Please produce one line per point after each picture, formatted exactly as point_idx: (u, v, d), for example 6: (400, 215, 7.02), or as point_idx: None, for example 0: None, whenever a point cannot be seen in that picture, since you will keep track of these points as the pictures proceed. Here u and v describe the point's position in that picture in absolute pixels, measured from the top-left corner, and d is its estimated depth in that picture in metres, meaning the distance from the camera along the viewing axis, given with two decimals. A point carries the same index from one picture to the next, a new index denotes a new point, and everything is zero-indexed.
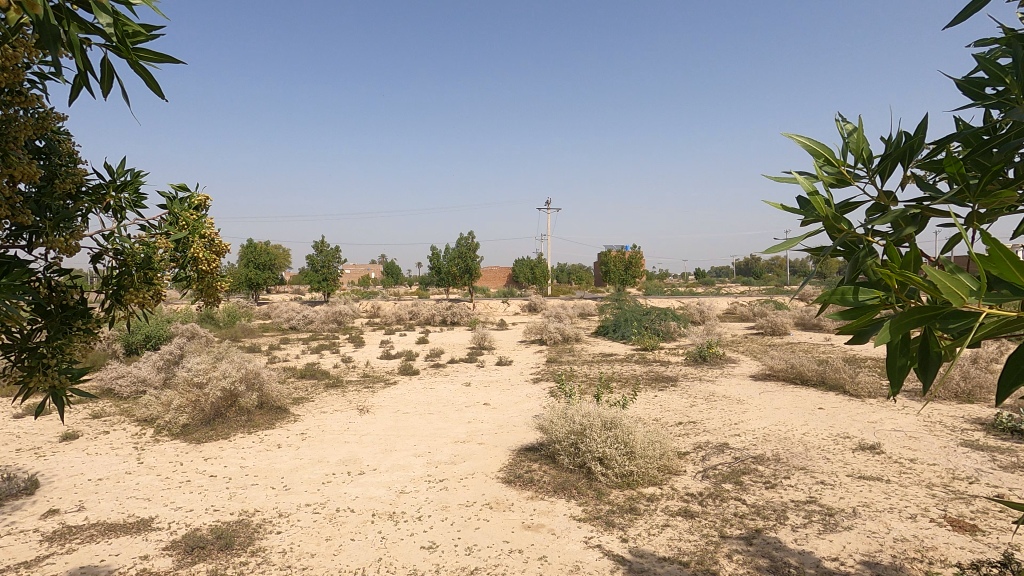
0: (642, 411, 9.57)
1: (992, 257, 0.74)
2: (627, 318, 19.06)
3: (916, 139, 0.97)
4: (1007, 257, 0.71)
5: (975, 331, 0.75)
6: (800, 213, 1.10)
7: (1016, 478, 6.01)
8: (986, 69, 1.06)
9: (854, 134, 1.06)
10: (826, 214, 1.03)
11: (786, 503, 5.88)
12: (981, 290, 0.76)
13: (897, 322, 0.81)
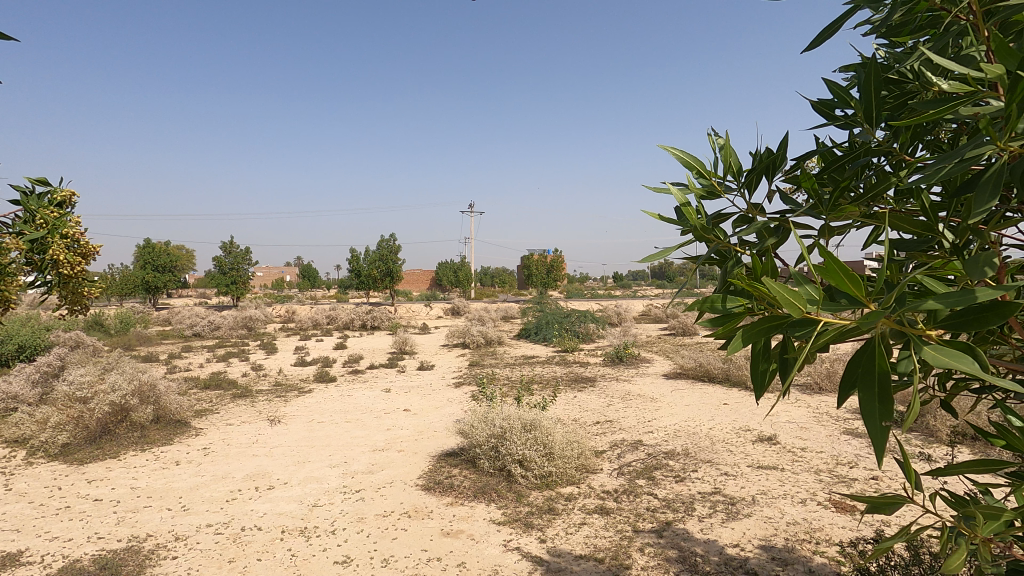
0: (561, 412, 9.75)
1: (829, 270, 0.76)
2: (547, 320, 19.43)
3: (779, 154, 1.00)
4: (841, 269, 0.73)
5: (815, 339, 0.78)
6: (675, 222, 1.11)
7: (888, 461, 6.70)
8: (838, 93, 1.10)
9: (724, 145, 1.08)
10: (698, 225, 1.05)
11: (693, 495, 6.20)
12: (819, 301, 0.79)
13: (750, 331, 0.85)
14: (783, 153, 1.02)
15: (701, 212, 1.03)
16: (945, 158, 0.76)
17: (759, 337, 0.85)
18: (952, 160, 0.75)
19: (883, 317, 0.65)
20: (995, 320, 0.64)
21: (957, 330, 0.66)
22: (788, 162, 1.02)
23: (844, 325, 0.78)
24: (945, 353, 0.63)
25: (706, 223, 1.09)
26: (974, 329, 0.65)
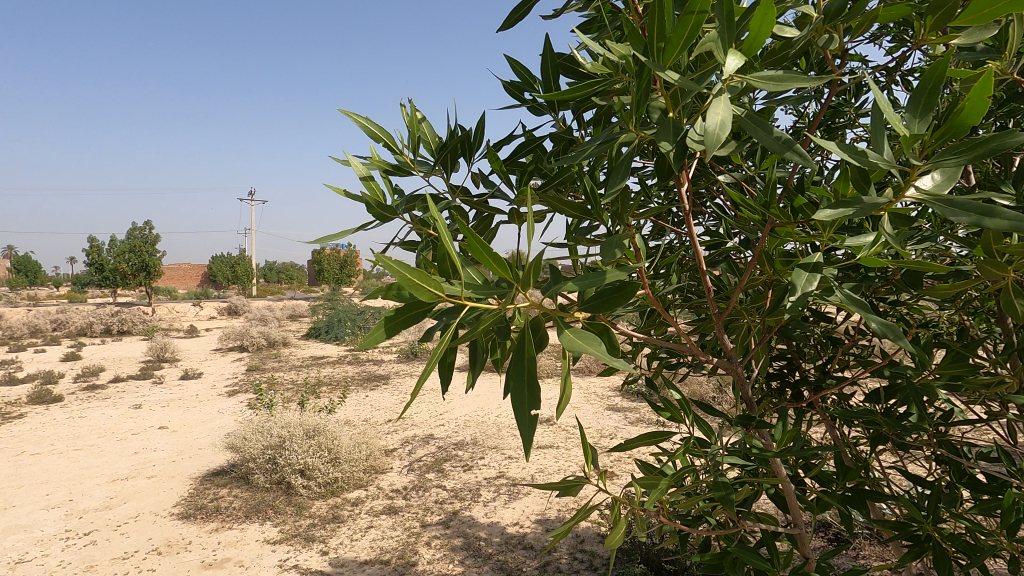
0: (351, 413, 9.25)
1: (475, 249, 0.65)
2: (340, 318, 18.40)
3: (472, 134, 1.02)
4: (485, 250, 0.63)
5: (469, 334, 0.63)
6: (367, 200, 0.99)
7: (638, 429, 7.79)
8: (524, 75, 1.03)
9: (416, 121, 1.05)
10: (388, 204, 0.94)
11: (479, 481, 6.39)
12: (467, 285, 0.66)
13: (393, 321, 0.67)
14: (477, 136, 1.05)
15: (387, 191, 0.91)
16: (586, 142, 0.70)
17: (404, 329, 0.68)
18: (593, 144, 0.69)
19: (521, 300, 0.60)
20: (625, 298, 0.63)
21: (599, 310, 0.65)
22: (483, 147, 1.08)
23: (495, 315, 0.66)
24: (580, 338, 0.59)
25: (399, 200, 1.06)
26: (610, 309, 0.64)
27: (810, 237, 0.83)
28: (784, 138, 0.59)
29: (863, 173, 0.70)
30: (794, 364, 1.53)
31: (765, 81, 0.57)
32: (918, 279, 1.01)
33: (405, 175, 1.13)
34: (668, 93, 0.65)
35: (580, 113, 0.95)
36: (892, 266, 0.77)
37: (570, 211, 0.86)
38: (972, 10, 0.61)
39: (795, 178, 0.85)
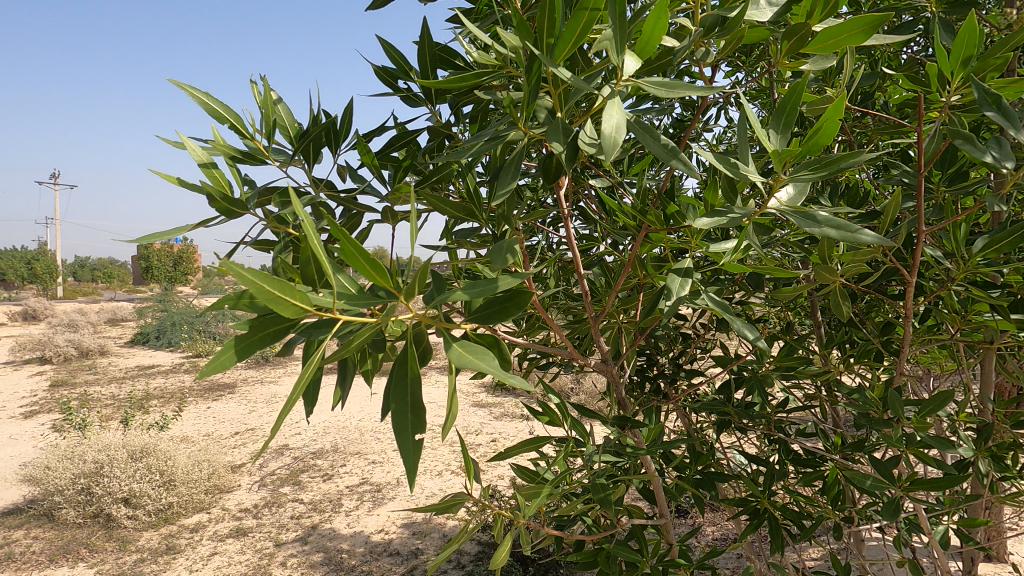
0: (189, 428, 8.20)
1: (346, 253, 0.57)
2: (173, 321, 16.25)
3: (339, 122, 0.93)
4: (360, 254, 0.55)
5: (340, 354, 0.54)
6: (208, 190, 0.85)
7: (503, 423, 7.95)
8: (397, 61, 0.95)
9: (270, 102, 0.93)
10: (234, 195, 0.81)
11: (341, 491, 6.03)
12: (337, 295, 0.57)
13: (244, 340, 0.57)
14: (343, 124, 1.00)
15: (231, 180, 0.78)
16: (472, 139, 0.65)
17: (260, 349, 0.58)
18: (480, 141, 0.64)
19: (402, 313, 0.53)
20: (517, 307, 0.59)
21: (488, 321, 0.60)
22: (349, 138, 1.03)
23: (371, 329, 0.58)
24: (472, 351, 0.53)
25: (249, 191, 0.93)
26: (501, 318, 0.60)
27: (681, 243, 0.87)
28: (670, 146, 0.59)
29: (731, 183, 0.74)
30: (653, 360, 1.63)
31: (655, 87, 0.57)
32: (759, 281, 1.12)
33: (258, 164, 1.00)
34: (557, 90, 0.62)
35: (459, 108, 0.90)
36: (752, 271, 0.82)
37: (452, 212, 0.80)
38: (821, 37, 0.67)
39: (666, 186, 0.88)
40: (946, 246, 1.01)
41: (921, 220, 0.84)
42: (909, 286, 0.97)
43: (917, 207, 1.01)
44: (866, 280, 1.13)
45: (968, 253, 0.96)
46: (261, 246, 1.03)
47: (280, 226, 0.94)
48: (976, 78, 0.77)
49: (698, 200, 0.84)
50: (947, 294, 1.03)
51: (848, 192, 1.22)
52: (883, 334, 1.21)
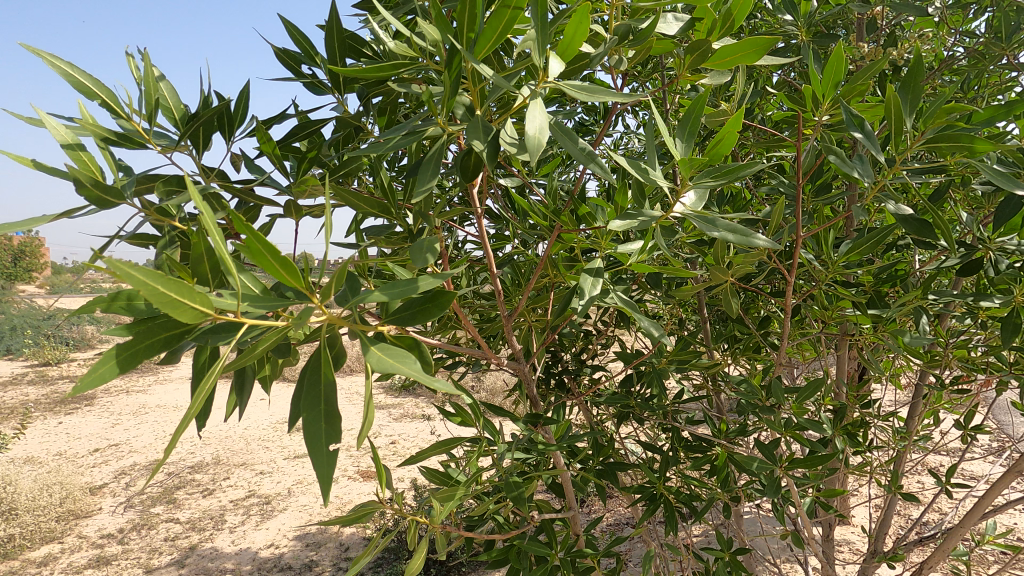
0: (35, 448, 7.13)
1: (251, 249, 0.52)
2: (12, 324, 14.03)
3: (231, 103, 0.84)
4: (266, 250, 0.50)
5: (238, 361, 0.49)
6: (71, 175, 0.74)
7: (403, 425, 7.77)
8: (300, 42, 0.88)
9: (150, 77, 0.83)
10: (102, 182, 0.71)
11: (224, 506, 5.57)
12: (240, 297, 0.51)
13: (126, 350, 0.52)
14: (238, 109, 0.92)
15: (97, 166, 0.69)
16: (387, 132, 0.61)
17: (143, 360, 0.52)
18: (396, 134, 0.61)
19: (314, 314, 0.49)
20: (438, 308, 0.57)
21: (407, 323, 0.57)
22: (245, 123, 0.95)
23: (278, 335, 0.53)
24: (393, 354, 0.51)
25: (125, 179, 0.82)
26: (421, 320, 0.57)
27: (591, 243, 0.90)
28: (587, 149, 0.61)
29: (639, 187, 0.77)
30: (557, 356, 1.66)
31: (575, 90, 0.57)
32: (658, 280, 1.19)
33: (137, 148, 0.89)
34: (476, 87, 0.61)
35: (369, 99, 0.86)
36: (656, 271, 0.87)
37: (366, 206, 0.76)
38: (720, 54, 0.72)
39: (578, 188, 0.90)
40: (817, 249, 1.13)
41: (799, 226, 0.94)
42: (787, 284, 1.08)
43: (792, 215, 1.13)
44: (749, 279, 1.23)
45: (833, 256, 1.09)
46: (139, 241, 0.91)
47: (163, 219, 0.84)
48: (842, 101, 0.87)
49: (607, 203, 0.88)
50: (816, 292, 1.16)
51: (733, 199, 1.33)
52: (761, 328, 1.34)
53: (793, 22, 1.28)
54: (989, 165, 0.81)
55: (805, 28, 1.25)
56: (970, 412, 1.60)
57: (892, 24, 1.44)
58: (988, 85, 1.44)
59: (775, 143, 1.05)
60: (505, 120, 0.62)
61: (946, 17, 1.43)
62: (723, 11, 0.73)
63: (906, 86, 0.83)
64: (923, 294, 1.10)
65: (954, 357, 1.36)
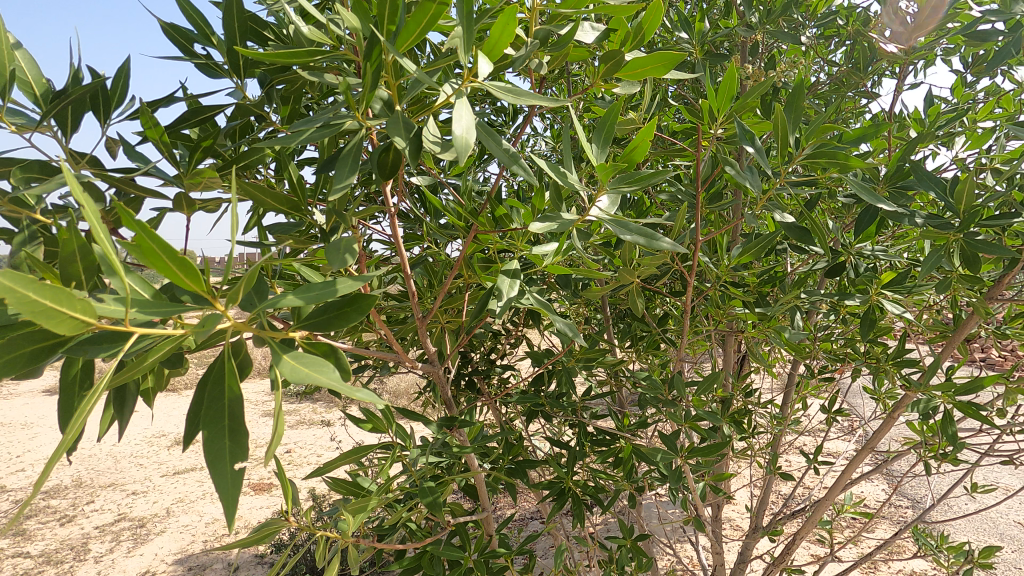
0: None
1: (140, 249, 0.46)
2: None
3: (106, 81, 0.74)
4: (160, 251, 0.44)
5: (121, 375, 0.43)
6: None
7: (300, 432, 7.36)
8: (192, 18, 0.79)
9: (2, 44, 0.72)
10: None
11: (87, 534, 4.93)
12: (126, 304, 0.45)
13: None
14: (116, 88, 0.82)
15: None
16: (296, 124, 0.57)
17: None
18: (308, 126, 0.57)
19: (216, 321, 0.44)
20: (357, 311, 0.53)
21: (323, 327, 0.53)
22: (125, 104, 0.85)
23: (173, 345, 0.48)
24: (309, 363, 0.47)
25: None
26: (339, 324, 0.54)
27: (507, 244, 0.90)
28: (511, 152, 0.60)
29: (557, 190, 0.78)
30: (467, 357, 1.65)
31: (500, 91, 0.57)
32: (568, 280, 1.23)
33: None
34: (396, 81, 0.58)
35: (272, 88, 0.79)
36: (571, 273, 0.88)
37: (273, 203, 0.70)
38: (632, 65, 0.75)
39: (494, 189, 0.90)
40: (711, 252, 1.22)
41: (698, 231, 1.01)
42: (686, 284, 1.16)
43: (690, 220, 1.21)
44: (651, 280, 1.31)
45: (725, 258, 1.18)
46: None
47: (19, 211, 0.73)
48: (734, 117, 0.95)
49: (523, 204, 0.88)
50: (709, 292, 1.26)
51: (635, 204, 1.40)
52: (662, 325, 1.42)
53: (688, 40, 1.37)
54: (855, 180, 0.92)
55: (700, 47, 1.35)
56: (832, 397, 1.81)
57: (771, 49, 1.59)
58: (846, 109, 1.63)
59: (676, 152, 1.12)
60: (427, 117, 0.59)
61: (814, 46, 1.60)
62: (634, 25, 0.76)
63: (788, 106, 0.92)
64: (799, 294, 1.22)
65: (821, 349, 1.52)
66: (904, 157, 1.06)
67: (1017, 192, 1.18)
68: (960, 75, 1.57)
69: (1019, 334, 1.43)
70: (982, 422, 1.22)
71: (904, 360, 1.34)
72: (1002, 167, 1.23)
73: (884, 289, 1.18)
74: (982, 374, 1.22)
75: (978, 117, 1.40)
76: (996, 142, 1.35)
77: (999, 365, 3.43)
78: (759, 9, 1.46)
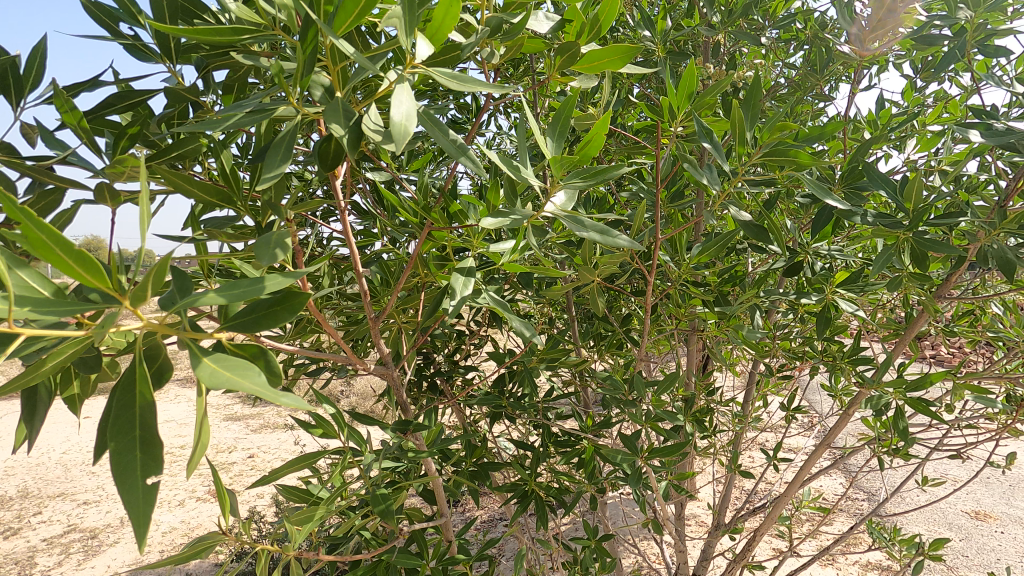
0: None
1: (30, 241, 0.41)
2: None
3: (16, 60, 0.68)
4: (53, 244, 0.40)
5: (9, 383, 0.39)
6: None
7: (263, 436, 7.16)
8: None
9: None
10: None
11: (34, 547, 4.69)
12: (15, 304, 0.41)
13: None
14: (33, 69, 0.75)
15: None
16: (225, 110, 0.53)
17: None
18: (239, 111, 0.53)
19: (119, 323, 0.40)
20: (287, 311, 0.50)
21: (249, 329, 0.50)
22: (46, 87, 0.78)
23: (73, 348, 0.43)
24: (230, 367, 0.43)
25: None
26: (267, 325, 0.50)
27: (462, 241, 0.87)
28: (459, 142, 0.58)
29: (512, 186, 0.76)
30: (429, 358, 1.61)
31: (444, 77, 0.55)
32: (529, 279, 1.20)
33: None
34: (335, 67, 0.55)
35: (209, 75, 0.75)
36: (528, 271, 0.86)
37: (205, 196, 0.65)
38: (588, 58, 0.73)
39: (449, 185, 0.87)
40: (672, 251, 1.22)
41: (657, 230, 1.00)
42: (646, 283, 1.15)
43: (651, 219, 1.21)
44: (613, 279, 1.30)
45: (686, 257, 1.18)
46: None
47: None
48: (693, 114, 0.94)
49: (479, 201, 0.86)
50: (670, 291, 1.25)
51: (597, 202, 1.39)
52: (624, 324, 1.41)
53: (651, 38, 1.36)
54: (811, 179, 0.93)
55: (662, 45, 1.34)
56: (791, 395, 1.84)
57: (733, 50, 1.60)
58: (804, 112, 1.66)
59: (636, 150, 1.11)
60: (369, 105, 0.56)
61: (773, 49, 1.62)
62: (591, 17, 0.75)
63: (746, 104, 0.92)
64: (757, 293, 1.23)
65: (780, 347, 1.54)
66: (858, 157, 1.07)
67: (963, 193, 1.21)
68: (911, 80, 1.62)
69: (966, 331, 1.47)
70: (932, 417, 1.25)
71: (858, 358, 1.36)
72: (949, 168, 1.26)
73: (838, 288, 1.19)
74: (932, 371, 1.25)
75: (928, 120, 1.44)
76: (945, 145, 1.38)
77: (947, 361, 3.57)
78: (720, 10, 1.47)
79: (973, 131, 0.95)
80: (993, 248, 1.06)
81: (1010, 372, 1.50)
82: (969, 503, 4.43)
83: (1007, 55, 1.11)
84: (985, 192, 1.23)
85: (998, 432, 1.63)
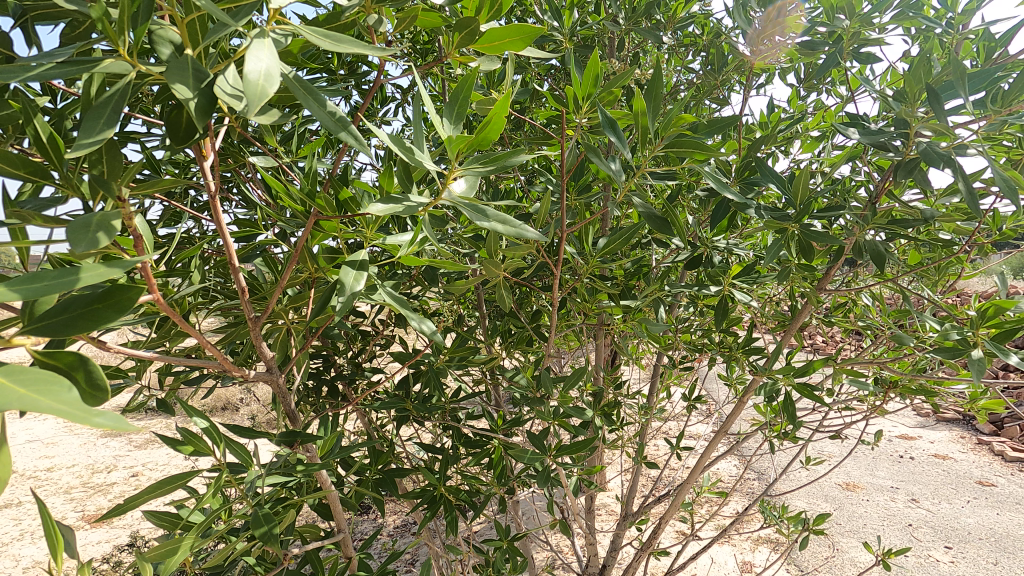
0: None
1: None
2: None
3: None
4: None
5: None
6: None
7: (148, 453, 6.49)
8: None
9: None
10: None
11: None
12: None
13: None
14: None
15: None
16: (33, 60, 0.43)
17: None
18: (49, 62, 0.43)
19: None
20: (114, 309, 0.43)
21: (65, 331, 0.42)
22: None
23: None
24: (28, 381, 0.34)
25: None
26: (88, 326, 0.43)
27: (354, 232, 0.79)
28: (338, 116, 0.51)
29: (405, 169, 0.69)
30: (329, 361, 1.48)
31: (318, 37, 0.48)
32: (433, 275, 1.14)
33: None
34: (185, 18, 0.46)
35: (32, 29, 0.63)
36: (426, 264, 0.79)
37: (16, 168, 0.52)
38: (487, 37, 0.68)
39: (337, 170, 0.79)
40: (582, 244, 1.20)
41: (564, 223, 0.97)
42: (555, 275, 1.12)
43: (558, 212, 1.19)
44: (522, 274, 1.26)
45: (592, 251, 1.16)
46: None
47: None
48: (597, 105, 0.92)
49: (372, 187, 0.78)
50: (578, 285, 1.24)
51: (506, 195, 1.35)
52: (534, 320, 1.38)
53: (558, 29, 1.35)
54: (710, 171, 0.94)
55: (570, 38, 1.33)
56: (692, 385, 1.90)
57: (636, 48, 1.62)
58: (702, 114, 1.73)
59: (543, 139, 1.08)
60: (227, 65, 0.48)
61: (674, 50, 1.68)
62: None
63: (649, 96, 0.92)
64: (662, 286, 1.25)
65: (682, 340, 1.59)
66: (751, 154, 1.12)
67: (840, 192, 1.30)
68: (795, 89, 1.73)
69: (842, 321, 1.59)
70: (817, 401, 1.32)
71: (751, 348, 1.41)
72: (829, 169, 1.35)
73: (734, 280, 1.23)
74: (816, 358, 1.32)
75: (810, 126, 1.53)
76: (825, 149, 1.48)
77: (824, 350, 3.95)
78: (625, 8, 1.48)
79: (852, 129, 1.02)
80: (866, 240, 1.13)
81: (878, 357, 1.64)
82: (842, 476, 4.94)
83: (876, 64, 1.21)
84: (859, 191, 1.33)
85: (869, 413, 1.79)
